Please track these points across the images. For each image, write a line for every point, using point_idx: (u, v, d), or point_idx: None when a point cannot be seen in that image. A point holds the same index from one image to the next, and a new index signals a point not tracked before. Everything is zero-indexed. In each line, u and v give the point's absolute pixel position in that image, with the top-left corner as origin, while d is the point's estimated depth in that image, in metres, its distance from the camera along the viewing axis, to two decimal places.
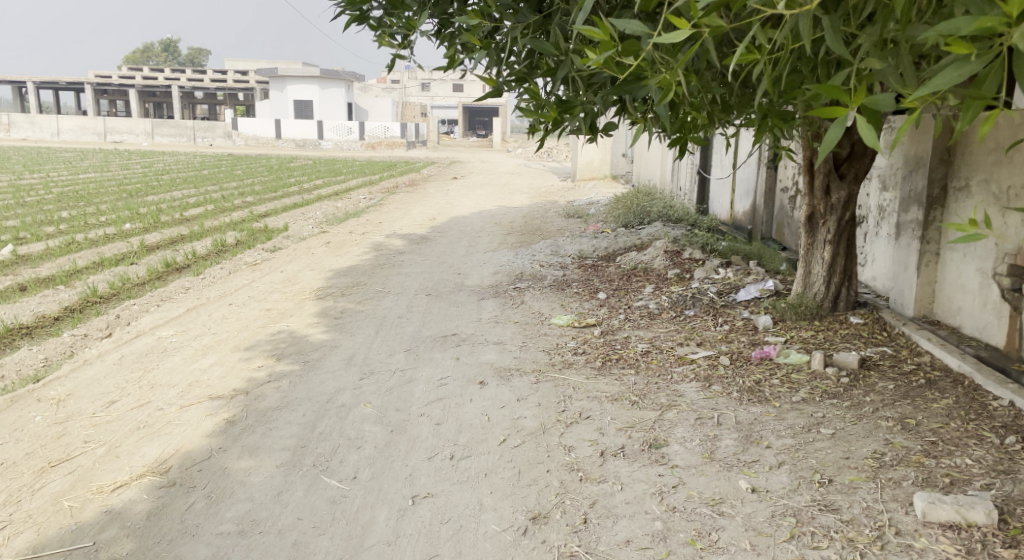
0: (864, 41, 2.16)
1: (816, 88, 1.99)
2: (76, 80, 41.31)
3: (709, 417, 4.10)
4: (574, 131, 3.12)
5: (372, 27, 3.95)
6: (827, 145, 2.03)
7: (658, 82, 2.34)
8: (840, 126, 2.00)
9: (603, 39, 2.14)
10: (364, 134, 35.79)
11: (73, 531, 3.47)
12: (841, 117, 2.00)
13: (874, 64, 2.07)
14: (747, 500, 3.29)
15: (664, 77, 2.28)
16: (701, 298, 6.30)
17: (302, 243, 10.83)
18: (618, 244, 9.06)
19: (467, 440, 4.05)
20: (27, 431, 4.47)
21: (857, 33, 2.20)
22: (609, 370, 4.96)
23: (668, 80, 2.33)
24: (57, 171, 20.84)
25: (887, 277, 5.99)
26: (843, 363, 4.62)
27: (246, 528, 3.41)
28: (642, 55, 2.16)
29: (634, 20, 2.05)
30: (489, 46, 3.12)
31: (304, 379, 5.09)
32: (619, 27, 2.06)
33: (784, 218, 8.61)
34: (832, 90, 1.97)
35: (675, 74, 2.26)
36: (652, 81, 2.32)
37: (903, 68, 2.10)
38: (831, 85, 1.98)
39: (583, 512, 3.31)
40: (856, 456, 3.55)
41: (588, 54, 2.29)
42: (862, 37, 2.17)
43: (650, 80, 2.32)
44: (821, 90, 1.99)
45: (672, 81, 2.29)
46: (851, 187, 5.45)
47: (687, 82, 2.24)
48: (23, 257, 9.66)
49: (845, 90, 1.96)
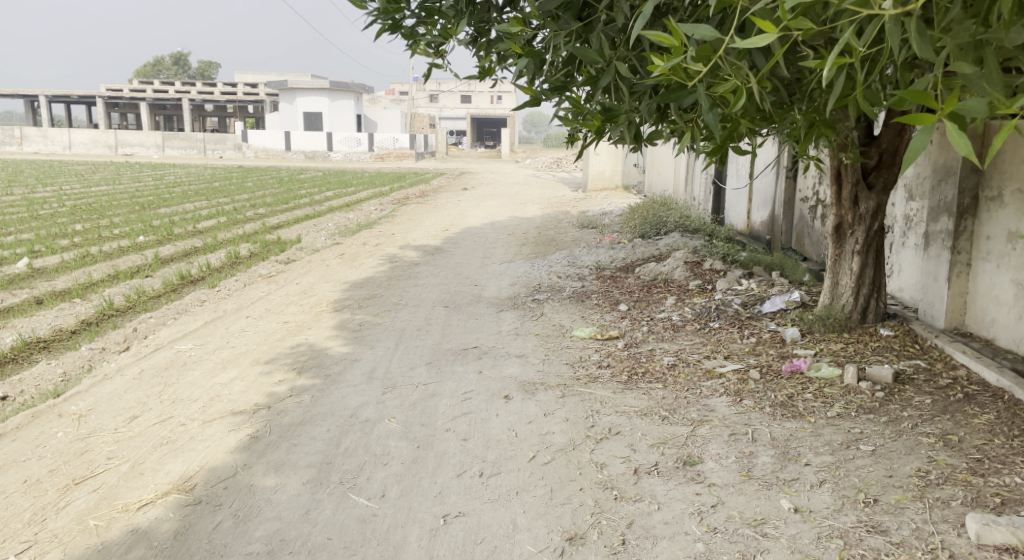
0: (948, 42, 2.12)
1: (900, 93, 1.96)
2: (87, 94, 41.57)
3: (742, 433, 4.01)
4: (617, 141, 3.04)
5: (405, 36, 3.90)
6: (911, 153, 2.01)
7: (725, 89, 2.30)
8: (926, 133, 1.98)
9: (673, 44, 2.11)
10: (373, 145, 35.88)
11: (99, 551, 3.41)
12: (928, 123, 1.98)
13: (963, 69, 2.04)
14: (791, 520, 3.20)
15: (733, 83, 2.25)
16: (725, 309, 6.22)
17: (316, 255, 10.79)
18: (637, 254, 8.98)
19: (497, 456, 3.97)
20: (50, 448, 4.41)
21: (942, 34, 2.15)
22: (636, 384, 4.86)
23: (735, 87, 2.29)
24: (69, 184, 20.99)
25: (916, 288, 5.89)
26: (877, 377, 4.52)
27: (276, 548, 3.34)
28: (713, 61, 2.13)
29: (706, 25, 2.00)
30: (530, 54, 3.06)
31: (326, 393, 5.02)
32: (688, 32, 2.05)
33: (804, 228, 8.52)
34: (919, 95, 1.94)
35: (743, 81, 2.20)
36: (720, 86, 2.28)
37: (991, 71, 2.07)
38: (917, 90, 1.95)
39: (621, 532, 3.23)
40: (900, 474, 3.45)
41: (654, 60, 2.24)
42: (948, 39, 2.12)
43: (720, 87, 2.28)
44: (906, 95, 1.96)
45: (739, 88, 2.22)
46: (880, 198, 5.36)
47: (755, 89, 2.19)
48: (38, 270, 9.64)
49: (932, 96, 1.93)
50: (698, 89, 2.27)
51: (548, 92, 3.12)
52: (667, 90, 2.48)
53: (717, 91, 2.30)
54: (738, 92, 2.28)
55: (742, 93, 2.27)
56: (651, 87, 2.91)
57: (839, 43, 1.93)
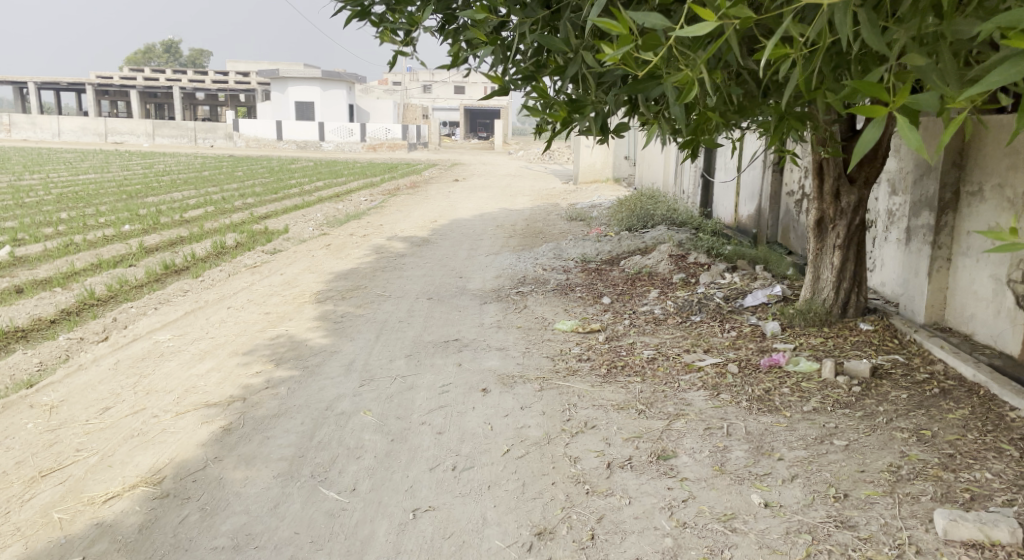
0: (901, 35, 2.10)
1: (852, 84, 1.93)
2: (77, 82, 41.23)
3: (718, 427, 3.99)
4: (583, 133, 3.00)
5: (374, 24, 3.85)
6: (862, 146, 1.97)
7: (680, 80, 2.26)
8: (876, 127, 1.95)
9: (623, 32, 2.07)
10: (365, 135, 35.70)
11: (62, 545, 3.38)
12: (881, 116, 1.96)
13: (915, 60, 2.03)
14: (760, 515, 3.18)
15: (689, 74, 2.22)
16: (707, 303, 6.19)
17: (302, 246, 10.72)
18: (622, 247, 8.95)
19: (470, 450, 3.94)
20: (19, 439, 4.37)
21: (895, 27, 2.13)
22: (615, 378, 4.84)
23: (689, 78, 2.24)
24: (57, 172, 20.87)
25: (897, 282, 5.87)
26: (854, 371, 4.50)
27: (242, 543, 3.31)
28: (665, 50, 2.09)
29: (653, 13, 1.97)
30: (496, 43, 3.02)
31: (303, 385, 4.99)
32: (638, 20, 2.00)
33: (789, 222, 8.49)
34: (870, 87, 1.92)
35: (698, 72, 2.17)
36: (676, 77, 2.25)
37: (944, 64, 2.05)
38: (869, 82, 1.93)
39: (590, 527, 3.21)
40: (872, 469, 3.44)
41: (605, 49, 2.20)
42: (901, 31, 2.11)
43: (674, 79, 2.24)
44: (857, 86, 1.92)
45: (695, 79, 2.19)
46: (861, 192, 5.31)
47: (710, 81, 2.15)
48: (20, 258, 9.56)
49: (884, 88, 1.90)
50: (656, 81, 2.24)
51: (516, 82, 3.07)
52: (631, 81, 2.44)
53: (674, 83, 2.27)
54: (692, 84, 2.24)
55: (696, 85, 2.22)
56: (619, 78, 2.87)
57: (783, 31, 1.89)
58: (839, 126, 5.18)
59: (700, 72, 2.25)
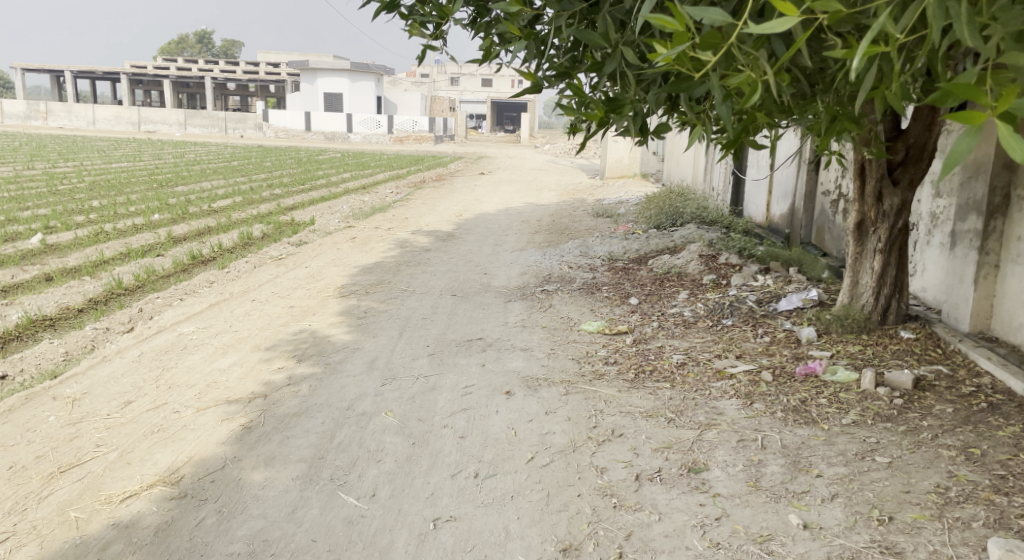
0: (998, 30, 2.02)
1: (947, 85, 1.90)
2: (112, 70, 41.62)
3: (752, 439, 3.82)
4: (621, 133, 2.88)
5: (402, 15, 3.72)
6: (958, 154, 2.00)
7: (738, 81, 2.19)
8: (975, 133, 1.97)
9: (678, 30, 1.98)
10: (392, 127, 35.65)
11: (77, 546, 3.32)
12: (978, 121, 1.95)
13: (1015, 57, 1.95)
14: (800, 538, 3.03)
15: (747, 75, 2.13)
16: (740, 306, 6.01)
17: (328, 238, 10.65)
18: (651, 246, 8.75)
19: (493, 457, 3.80)
20: (40, 432, 4.31)
21: (991, 21, 2.05)
22: (643, 383, 4.67)
23: (750, 79, 2.18)
24: (89, 160, 21.04)
25: (940, 288, 5.65)
26: (896, 382, 4.30)
27: (258, 549, 3.21)
28: (721, 50, 2.00)
29: (713, 9, 1.90)
30: (530, 37, 2.91)
31: (325, 383, 4.88)
32: (696, 15, 1.93)
33: (824, 222, 8.26)
34: (966, 88, 1.89)
35: (761, 71, 2.08)
36: (733, 79, 2.17)
37: None
38: (964, 83, 1.91)
39: (618, 544, 3.07)
40: (917, 490, 3.27)
41: (659, 49, 2.13)
42: (998, 26, 2.03)
43: (733, 79, 2.16)
44: (953, 88, 1.91)
45: (762, 78, 2.10)
46: (905, 194, 5.07)
47: (771, 81, 2.08)
48: (51, 246, 9.58)
49: (982, 91, 1.87)
50: (711, 81, 2.15)
51: (550, 78, 2.96)
52: (674, 81, 2.33)
53: (730, 83, 2.19)
54: (752, 85, 2.18)
55: (758, 86, 2.15)
56: (660, 75, 2.76)
57: (876, 27, 1.83)
58: (885, 124, 4.97)
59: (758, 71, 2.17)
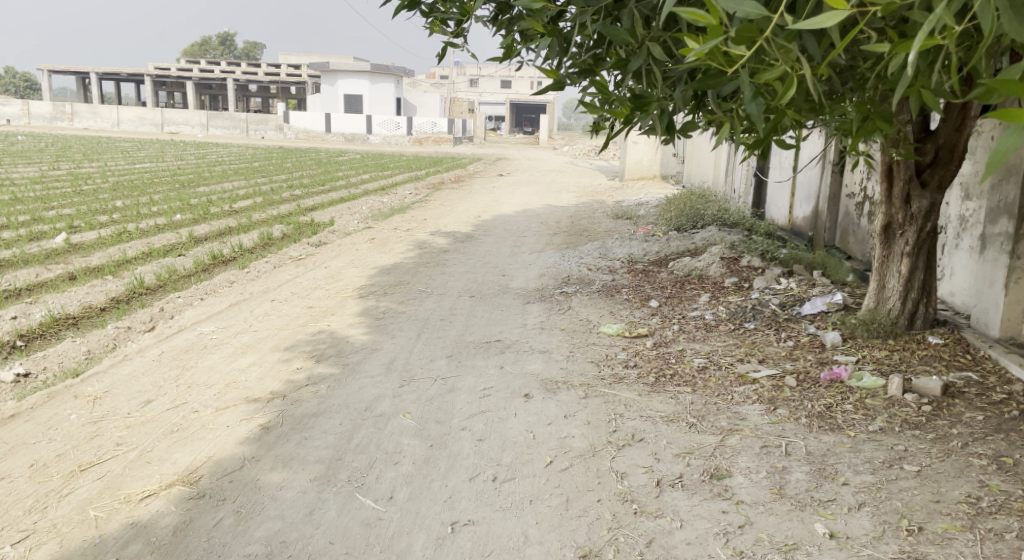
0: None
1: (991, 82, 1.85)
2: (136, 72, 42.07)
3: (775, 445, 3.76)
4: (647, 132, 2.85)
5: (423, 13, 3.69)
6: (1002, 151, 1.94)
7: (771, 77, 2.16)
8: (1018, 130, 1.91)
9: (711, 24, 1.94)
10: (411, 129, 35.74)
11: (96, 545, 3.31)
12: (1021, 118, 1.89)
13: None
14: (826, 548, 2.97)
15: (781, 68, 2.10)
16: (762, 310, 5.92)
17: (347, 239, 10.66)
18: (671, 248, 8.68)
19: (512, 460, 3.76)
20: (61, 430, 4.32)
21: None
22: (663, 387, 4.61)
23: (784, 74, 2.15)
24: (114, 160, 21.22)
25: (969, 293, 5.55)
26: (924, 389, 4.22)
27: (276, 551, 3.19)
28: (756, 43, 1.96)
29: (747, 0, 1.86)
30: (553, 33, 2.88)
31: (343, 384, 4.86)
32: (729, 9, 1.88)
33: (849, 224, 8.15)
34: (1010, 85, 1.84)
35: (797, 64, 2.04)
36: (766, 73, 2.13)
37: None
38: (1009, 79, 1.86)
39: (639, 551, 3.03)
40: (948, 500, 3.19)
41: (690, 44, 2.09)
42: None
43: (767, 74, 2.14)
44: (998, 84, 1.86)
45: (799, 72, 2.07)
46: (934, 197, 4.97)
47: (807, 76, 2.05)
48: (75, 245, 9.65)
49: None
50: (742, 75, 2.12)
51: (572, 76, 2.93)
52: (703, 77, 2.30)
53: (763, 78, 2.16)
54: (786, 80, 2.15)
55: (793, 81, 2.11)
56: (687, 72, 2.73)
57: (932, 19, 1.77)
58: (913, 125, 4.88)
59: (792, 68, 2.14)
